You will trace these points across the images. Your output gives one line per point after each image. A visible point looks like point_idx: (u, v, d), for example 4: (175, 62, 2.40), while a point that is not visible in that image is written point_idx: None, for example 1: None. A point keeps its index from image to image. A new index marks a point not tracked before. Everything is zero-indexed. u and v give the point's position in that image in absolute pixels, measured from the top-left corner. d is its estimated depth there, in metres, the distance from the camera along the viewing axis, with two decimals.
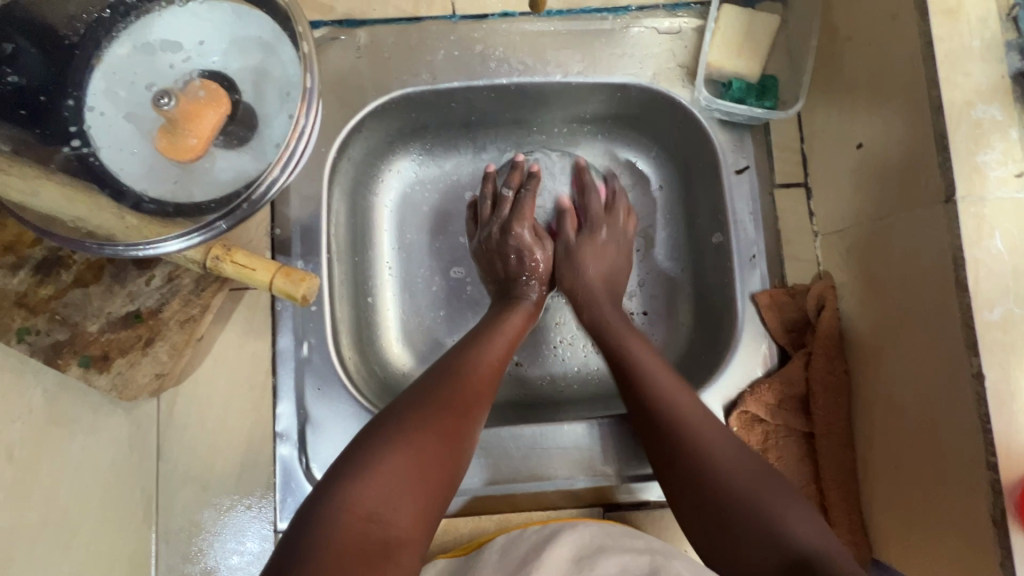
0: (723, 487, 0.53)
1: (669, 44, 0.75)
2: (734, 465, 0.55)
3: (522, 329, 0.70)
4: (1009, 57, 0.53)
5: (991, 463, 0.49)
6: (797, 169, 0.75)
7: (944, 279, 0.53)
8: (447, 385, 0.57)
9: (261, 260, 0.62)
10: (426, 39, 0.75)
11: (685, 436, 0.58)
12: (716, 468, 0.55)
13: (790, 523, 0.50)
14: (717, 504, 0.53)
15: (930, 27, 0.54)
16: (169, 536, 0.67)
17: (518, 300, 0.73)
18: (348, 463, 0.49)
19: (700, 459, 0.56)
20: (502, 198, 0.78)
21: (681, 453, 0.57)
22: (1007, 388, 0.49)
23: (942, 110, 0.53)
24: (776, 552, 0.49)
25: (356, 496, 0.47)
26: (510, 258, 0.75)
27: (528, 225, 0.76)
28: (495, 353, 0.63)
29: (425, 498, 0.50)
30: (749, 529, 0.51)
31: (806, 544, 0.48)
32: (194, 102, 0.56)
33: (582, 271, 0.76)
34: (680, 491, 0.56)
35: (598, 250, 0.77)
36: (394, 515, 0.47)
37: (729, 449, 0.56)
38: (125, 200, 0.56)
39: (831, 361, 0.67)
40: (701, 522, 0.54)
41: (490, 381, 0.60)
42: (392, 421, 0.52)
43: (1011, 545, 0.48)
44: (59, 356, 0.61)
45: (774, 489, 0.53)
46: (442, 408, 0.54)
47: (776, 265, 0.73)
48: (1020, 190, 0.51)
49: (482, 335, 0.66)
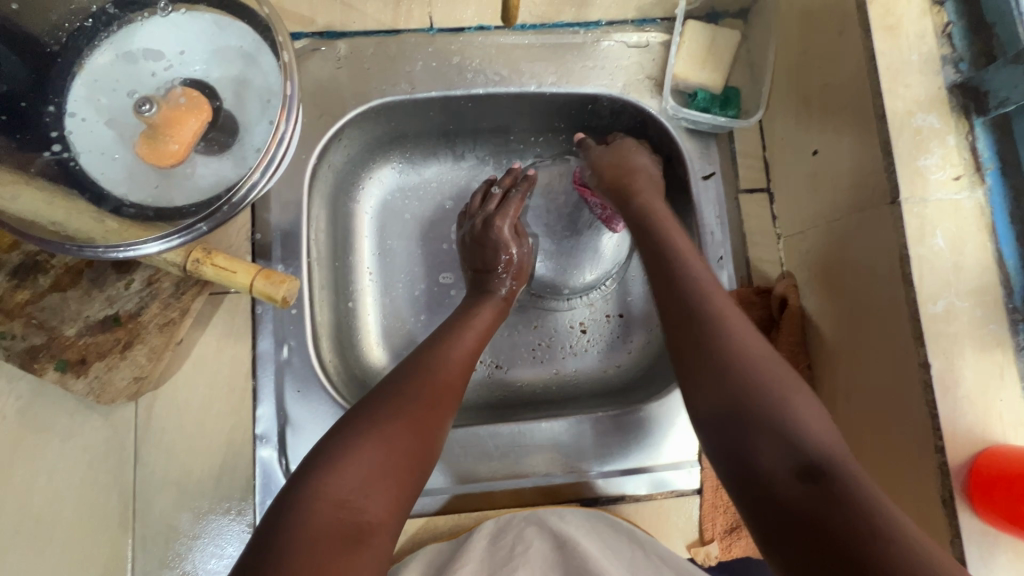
0: (749, 377, 0.49)
1: (637, 57, 0.79)
2: (757, 355, 0.50)
3: (491, 325, 0.71)
4: (945, 71, 0.58)
5: (939, 447, 0.53)
6: (760, 176, 0.78)
7: (891, 275, 0.57)
8: (418, 376, 0.58)
9: (242, 263, 0.63)
10: (404, 50, 0.77)
11: (715, 320, 0.53)
12: (735, 354, 0.51)
13: (805, 418, 0.46)
14: (738, 387, 0.49)
15: (873, 43, 0.59)
16: (148, 542, 0.66)
17: (488, 293, 0.75)
18: (322, 457, 0.50)
19: (728, 347, 0.51)
20: (491, 195, 0.81)
21: (713, 337, 0.52)
22: (951, 375, 0.53)
23: (885, 120, 0.57)
24: (789, 445, 0.45)
25: (330, 485, 0.47)
26: (487, 249, 0.77)
27: (510, 221, 0.78)
28: (464, 347, 0.65)
29: (399, 484, 0.50)
30: (765, 425, 0.46)
31: (820, 442, 0.45)
32: (175, 109, 0.58)
33: (626, 170, 0.72)
34: (691, 386, 0.52)
35: (633, 154, 0.75)
36: (367, 501, 0.48)
37: (755, 340, 0.52)
38: (107, 205, 0.57)
39: (794, 356, 0.70)
40: (709, 409, 0.50)
41: (462, 374, 0.62)
42: (365, 415, 0.53)
43: (959, 522, 0.52)
44: (34, 362, 0.61)
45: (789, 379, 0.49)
46: (414, 398, 0.55)
47: (742, 267, 0.77)
48: (957, 192, 0.56)
49: (452, 330, 0.67)
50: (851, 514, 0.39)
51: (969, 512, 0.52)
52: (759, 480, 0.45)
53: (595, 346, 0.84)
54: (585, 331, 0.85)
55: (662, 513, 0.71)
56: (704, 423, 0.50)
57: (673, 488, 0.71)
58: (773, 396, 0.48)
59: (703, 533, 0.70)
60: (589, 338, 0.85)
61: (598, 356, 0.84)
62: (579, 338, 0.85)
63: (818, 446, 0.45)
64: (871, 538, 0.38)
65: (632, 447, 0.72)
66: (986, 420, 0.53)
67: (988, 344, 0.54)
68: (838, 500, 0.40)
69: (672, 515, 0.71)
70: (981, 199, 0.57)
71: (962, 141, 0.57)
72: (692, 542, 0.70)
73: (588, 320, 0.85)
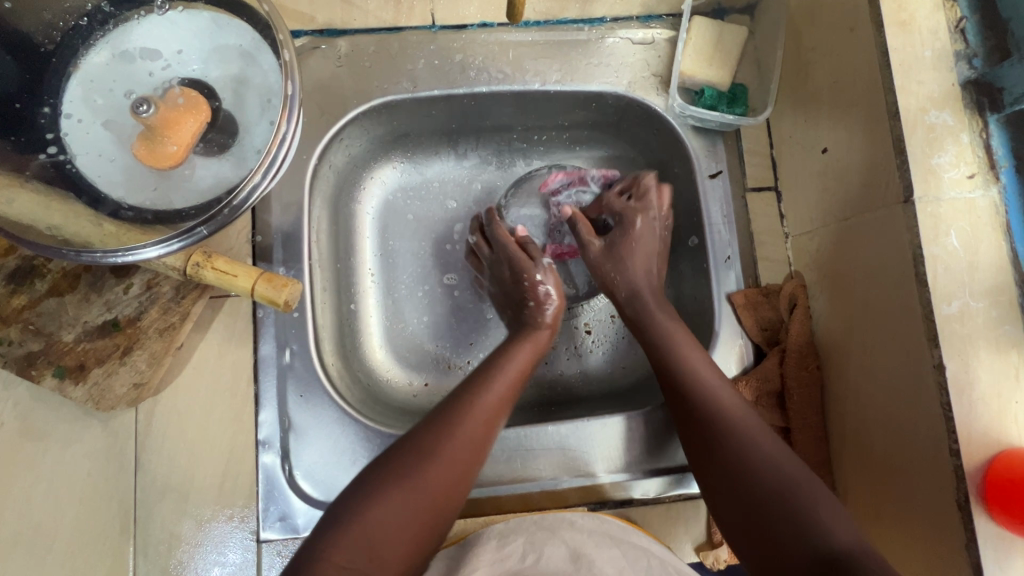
0: (762, 479, 0.54)
1: (643, 54, 0.77)
2: (769, 456, 0.56)
3: (524, 370, 0.66)
4: (958, 67, 0.57)
5: (954, 451, 0.52)
6: (768, 174, 0.77)
7: (905, 276, 0.56)
8: (437, 429, 0.57)
9: (243, 266, 0.62)
10: (406, 48, 0.76)
11: (726, 426, 0.59)
12: (745, 454, 0.56)
13: (822, 518, 0.50)
14: (757, 497, 0.54)
15: (885, 38, 0.58)
16: (149, 550, 0.65)
17: (525, 328, 0.71)
18: (343, 511, 0.51)
19: (739, 455, 0.57)
20: (477, 242, 0.80)
21: (724, 440, 0.58)
22: (965, 377, 0.52)
23: (898, 117, 0.56)
24: (807, 550, 0.49)
25: (337, 545, 0.49)
26: (508, 284, 0.75)
27: (514, 246, 0.75)
28: (492, 398, 0.61)
29: (407, 545, 0.52)
30: (784, 524, 0.51)
31: (845, 543, 0.48)
32: (173, 109, 0.56)
33: (626, 269, 0.73)
34: (718, 494, 0.57)
35: (636, 243, 0.74)
36: (382, 566, 0.50)
37: (765, 440, 0.57)
38: (104, 208, 0.56)
39: (803, 357, 0.69)
40: (737, 517, 0.55)
41: (485, 425, 0.59)
42: (385, 473, 0.54)
43: (974, 526, 0.51)
44: (32, 368, 0.60)
45: (803, 480, 0.54)
46: (429, 456, 0.55)
47: (750, 266, 0.75)
48: (972, 190, 0.55)
49: (479, 376, 0.63)
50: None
51: (985, 515, 0.51)
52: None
53: (600, 347, 0.84)
54: (590, 332, 0.84)
55: (672, 516, 0.70)
56: (734, 527, 0.55)
57: (682, 492, 0.70)
58: (793, 506, 0.52)
59: (711, 537, 0.69)
60: (594, 339, 0.84)
61: (603, 357, 0.83)
62: (584, 339, 0.84)
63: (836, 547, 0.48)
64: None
65: (638, 450, 0.71)
66: (1001, 423, 0.52)
67: (1004, 346, 0.53)
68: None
69: (681, 516, 0.70)
70: (996, 198, 0.55)
71: (976, 139, 0.56)
72: (701, 545, 0.70)
73: (593, 320, 0.84)
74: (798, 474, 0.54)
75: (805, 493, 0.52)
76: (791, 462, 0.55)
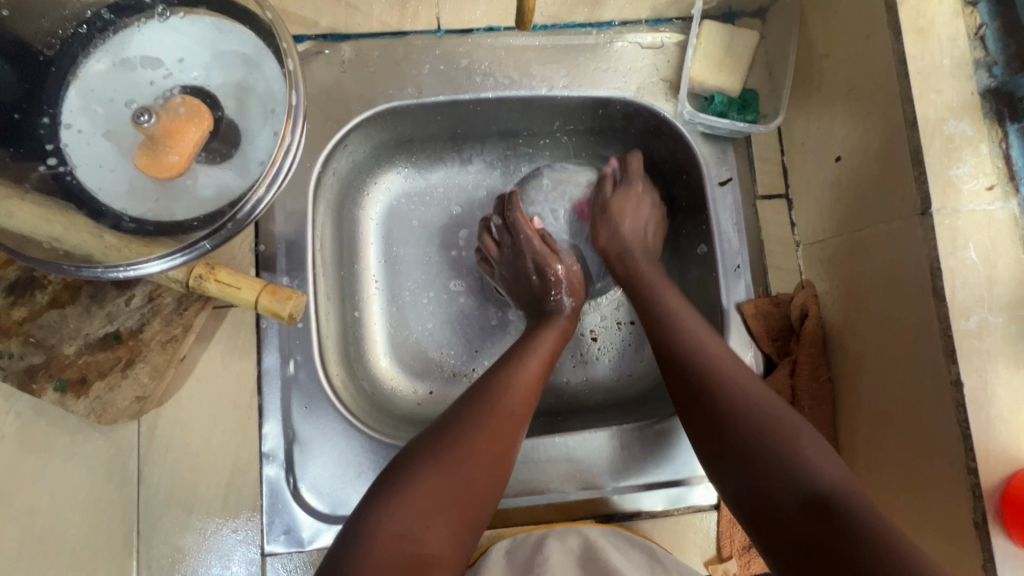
0: (744, 422, 0.53)
1: (652, 59, 0.76)
2: (757, 399, 0.54)
3: (555, 349, 0.67)
4: (978, 75, 0.56)
5: (972, 469, 0.51)
6: (778, 181, 0.76)
7: (922, 291, 0.55)
8: (480, 402, 0.56)
9: (247, 278, 0.61)
10: (411, 53, 0.74)
11: (715, 377, 0.56)
12: (731, 399, 0.54)
13: (813, 463, 0.48)
14: (741, 437, 0.52)
15: (903, 46, 0.56)
16: (152, 564, 0.64)
17: (550, 318, 0.71)
18: (384, 488, 0.50)
19: (727, 401, 0.54)
20: (499, 228, 0.78)
21: (709, 387, 0.56)
22: (983, 394, 0.51)
23: (915, 127, 0.55)
24: (797, 488, 0.47)
25: (391, 516, 0.47)
26: (534, 279, 0.75)
27: (535, 239, 0.75)
28: (529, 375, 0.60)
29: (460, 516, 0.50)
30: (768, 466, 0.50)
31: (831, 482, 0.47)
32: (174, 119, 0.55)
33: (612, 239, 0.75)
34: (701, 440, 0.55)
35: (634, 203, 0.76)
36: (429, 534, 0.47)
37: (749, 381, 0.56)
38: (105, 220, 0.55)
39: (815, 368, 0.68)
40: (721, 459, 0.53)
41: (528, 404, 0.58)
42: (429, 447, 0.52)
43: (991, 546, 0.50)
44: (33, 381, 0.60)
45: (791, 423, 0.52)
46: (477, 425, 0.54)
47: (760, 276, 0.74)
48: (991, 203, 0.54)
49: (512, 356, 0.63)
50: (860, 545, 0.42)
51: (1003, 536, 0.50)
52: (772, 523, 0.48)
53: (607, 355, 0.83)
54: (597, 339, 0.83)
55: (681, 530, 0.69)
56: (730, 488, 0.52)
57: (691, 505, 0.70)
58: (778, 445, 0.50)
59: (720, 551, 0.68)
60: (601, 346, 0.83)
61: (609, 365, 0.82)
62: (590, 346, 0.83)
63: (825, 486, 0.47)
64: None
65: (647, 461, 0.70)
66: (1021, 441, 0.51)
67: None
68: (845, 536, 0.43)
69: (690, 530, 0.69)
70: (1015, 210, 0.54)
71: (995, 149, 0.55)
72: (710, 559, 0.69)
73: (599, 327, 0.83)
74: (784, 411, 0.53)
75: (792, 438, 0.50)
76: (777, 402, 0.54)
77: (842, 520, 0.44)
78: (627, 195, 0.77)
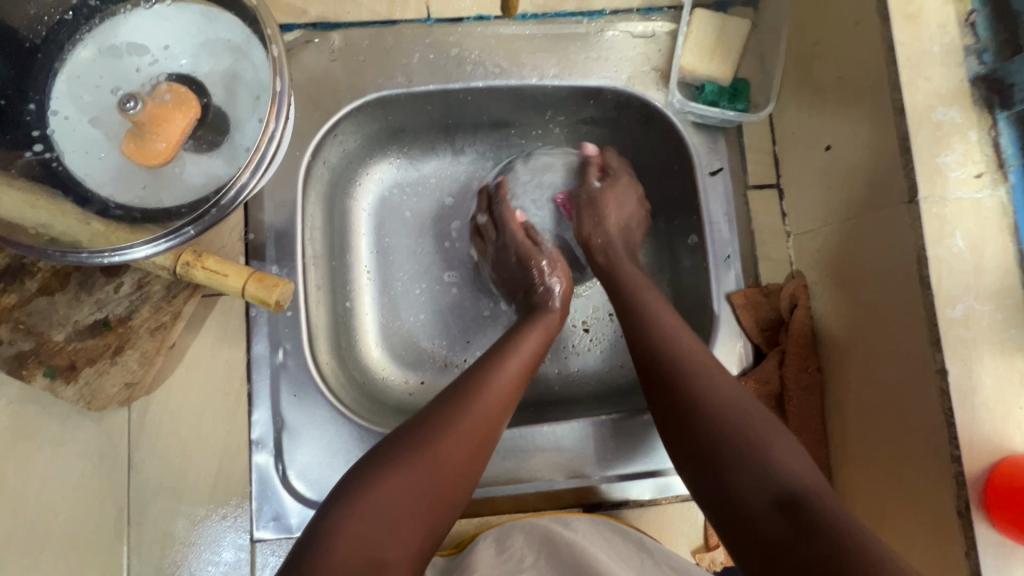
0: (713, 413, 0.52)
1: (643, 48, 0.76)
2: (728, 391, 0.54)
3: (538, 352, 0.64)
4: (967, 62, 0.56)
5: (955, 457, 0.51)
6: (769, 171, 0.75)
7: (908, 279, 0.55)
8: (450, 411, 0.54)
9: (234, 266, 0.61)
10: (400, 42, 0.74)
11: (684, 366, 0.56)
12: (700, 388, 0.54)
13: (781, 460, 0.49)
14: (710, 431, 0.52)
15: (892, 34, 0.56)
16: (142, 549, 0.64)
17: (537, 312, 0.68)
18: (347, 495, 0.49)
19: (697, 389, 0.54)
20: (483, 225, 0.79)
21: (680, 377, 0.56)
22: (969, 382, 0.51)
23: (903, 114, 0.55)
24: (765, 485, 0.48)
25: (349, 525, 0.47)
26: (517, 273, 0.74)
27: (517, 235, 0.74)
28: (505, 382, 0.58)
29: (421, 526, 0.50)
30: (739, 462, 0.49)
31: (800, 480, 0.47)
32: (161, 106, 0.55)
33: (603, 220, 0.74)
34: (668, 430, 0.55)
35: (620, 198, 0.75)
36: (388, 540, 0.48)
37: (716, 368, 0.56)
38: (91, 207, 0.55)
39: (804, 359, 0.68)
40: (687, 451, 0.53)
41: (501, 413, 0.57)
42: (389, 454, 0.51)
43: (974, 533, 0.50)
44: (24, 368, 0.61)
45: (761, 420, 0.51)
46: (445, 435, 0.52)
47: (750, 266, 0.74)
48: (979, 190, 0.54)
49: (489, 359, 0.61)
50: (827, 545, 0.42)
51: (985, 523, 0.50)
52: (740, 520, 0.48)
53: (598, 346, 0.83)
54: (588, 330, 0.83)
55: (669, 520, 0.69)
56: (693, 481, 0.52)
57: (679, 494, 0.70)
58: (745, 440, 0.50)
59: (708, 539, 0.69)
60: (592, 337, 0.83)
61: (600, 356, 0.82)
62: (581, 337, 0.83)
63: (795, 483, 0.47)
64: None
65: (635, 449, 0.71)
66: (1006, 429, 0.51)
67: (1010, 350, 0.51)
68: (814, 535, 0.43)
69: (677, 519, 0.69)
70: (1003, 199, 0.54)
71: (984, 136, 0.55)
72: (697, 547, 0.69)
73: (591, 318, 0.83)
74: (753, 405, 0.53)
75: (763, 437, 0.50)
76: (745, 395, 0.54)
77: (811, 516, 0.44)
78: (613, 190, 0.76)
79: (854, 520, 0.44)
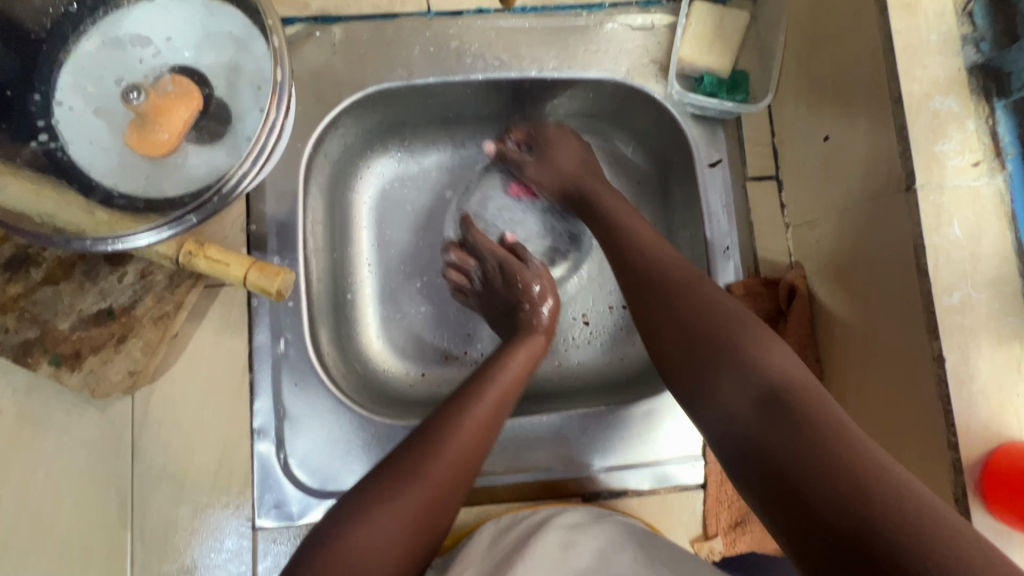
0: (700, 325, 0.53)
1: (641, 41, 0.76)
2: (716, 303, 0.55)
3: (520, 379, 0.64)
4: (965, 51, 0.56)
5: (952, 444, 0.51)
6: (768, 162, 0.76)
7: (905, 266, 0.55)
8: (428, 444, 0.53)
9: (236, 255, 0.62)
10: (401, 35, 0.75)
11: (672, 286, 0.58)
12: (690, 301, 0.56)
13: (769, 361, 0.49)
14: (698, 340, 0.53)
15: (889, 22, 0.56)
16: (145, 536, 0.65)
17: (521, 333, 0.69)
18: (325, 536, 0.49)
19: (685, 306, 0.56)
20: (461, 262, 0.78)
21: (672, 295, 0.57)
22: (966, 369, 0.51)
23: (901, 102, 0.55)
24: (750, 384, 0.48)
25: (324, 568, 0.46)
26: (504, 298, 0.75)
27: (498, 261, 0.75)
28: (483, 415, 0.57)
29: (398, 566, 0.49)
30: (723, 367, 0.50)
31: (786, 378, 0.47)
32: (164, 97, 0.57)
33: (560, 168, 0.76)
34: (659, 344, 0.56)
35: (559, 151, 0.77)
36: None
37: (704, 286, 0.57)
38: (95, 194, 0.56)
39: (802, 349, 0.68)
40: (677, 361, 0.54)
41: (480, 447, 0.56)
42: (367, 493, 0.50)
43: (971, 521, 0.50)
44: (28, 355, 0.61)
45: (751, 329, 0.52)
46: (421, 471, 0.52)
47: (749, 257, 0.74)
48: (976, 178, 0.54)
49: (470, 390, 0.59)
50: (804, 446, 0.43)
51: (983, 510, 0.50)
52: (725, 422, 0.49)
53: (598, 339, 0.82)
54: (588, 322, 0.83)
55: (668, 510, 0.70)
56: (684, 392, 0.54)
57: (678, 484, 0.70)
58: (732, 346, 0.51)
59: (707, 529, 0.69)
60: (592, 330, 0.83)
61: (601, 349, 0.82)
62: (581, 330, 0.83)
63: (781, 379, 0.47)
64: (853, 482, 0.40)
65: (633, 439, 0.71)
66: (1003, 416, 0.51)
67: (1006, 337, 0.52)
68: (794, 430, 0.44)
69: (676, 509, 0.70)
70: (1001, 186, 0.54)
71: (982, 125, 0.55)
72: (696, 537, 0.69)
73: (591, 311, 0.83)
74: (741, 316, 0.53)
75: (749, 344, 0.50)
76: (734, 308, 0.54)
77: (795, 411, 0.45)
78: (554, 137, 0.78)
79: (838, 415, 0.44)
